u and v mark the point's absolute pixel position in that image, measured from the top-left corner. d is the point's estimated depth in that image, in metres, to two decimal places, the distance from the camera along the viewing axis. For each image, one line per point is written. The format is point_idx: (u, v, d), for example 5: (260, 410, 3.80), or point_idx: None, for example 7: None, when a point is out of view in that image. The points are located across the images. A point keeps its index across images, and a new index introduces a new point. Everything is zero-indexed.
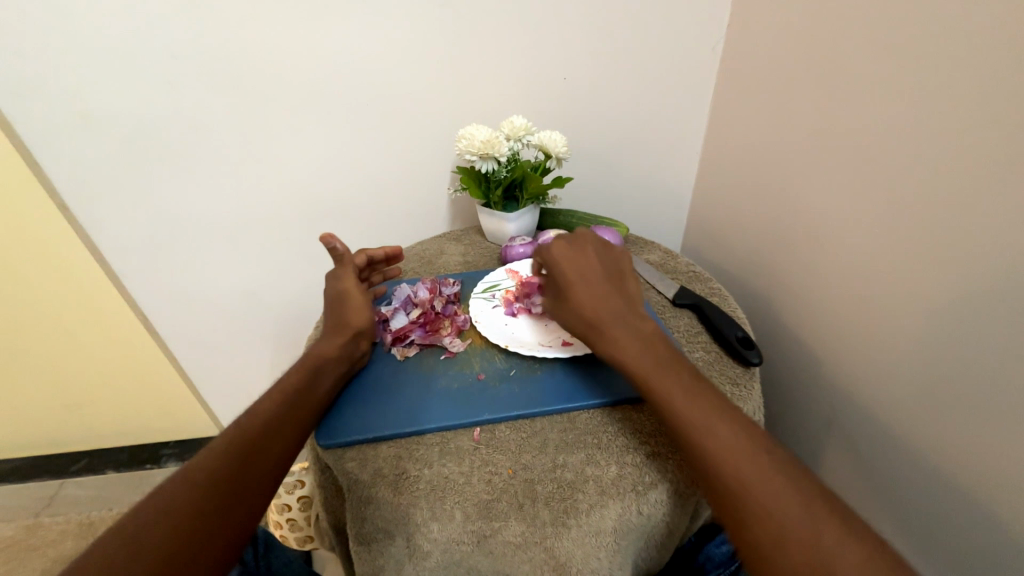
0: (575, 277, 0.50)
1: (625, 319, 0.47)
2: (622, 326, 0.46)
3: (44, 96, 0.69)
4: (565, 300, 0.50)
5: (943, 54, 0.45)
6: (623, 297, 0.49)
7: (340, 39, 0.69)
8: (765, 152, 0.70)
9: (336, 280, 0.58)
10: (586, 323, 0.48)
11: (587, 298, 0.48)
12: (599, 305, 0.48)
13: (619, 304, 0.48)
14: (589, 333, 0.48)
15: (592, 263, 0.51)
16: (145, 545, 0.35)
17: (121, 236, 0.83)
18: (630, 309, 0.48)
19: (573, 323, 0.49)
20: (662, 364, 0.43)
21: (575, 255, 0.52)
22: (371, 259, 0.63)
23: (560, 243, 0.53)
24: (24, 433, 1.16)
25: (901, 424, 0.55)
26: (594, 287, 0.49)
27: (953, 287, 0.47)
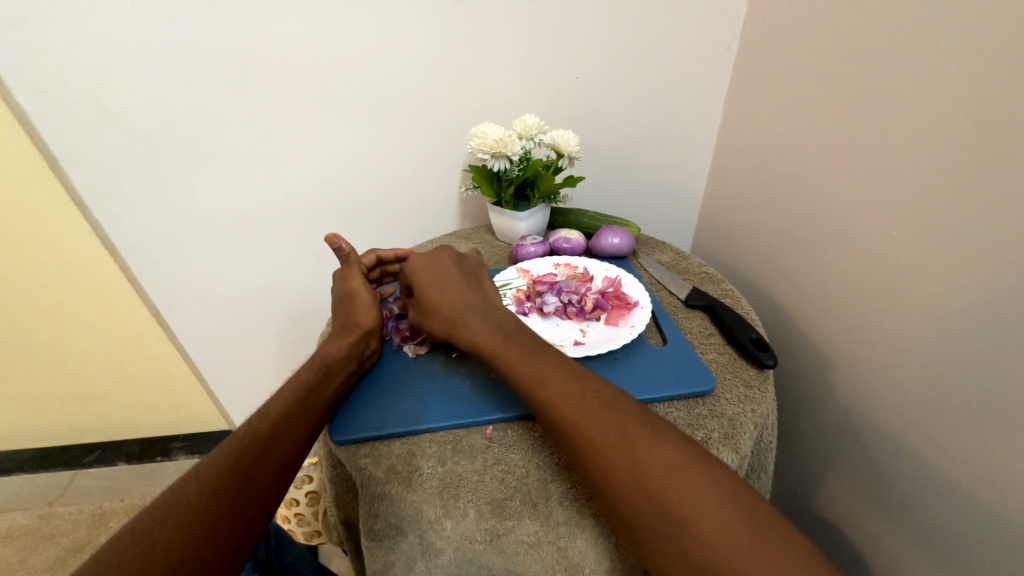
0: (431, 283, 0.56)
1: (481, 312, 0.51)
2: (475, 315, 0.51)
3: (62, 92, 0.69)
4: (426, 307, 0.54)
5: (961, 54, 0.44)
6: (474, 294, 0.54)
7: (354, 37, 0.70)
8: (777, 153, 0.69)
9: (342, 282, 0.60)
10: (446, 321, 0.52)
11: (442, 297, 0.54)
12: (455, 303, 0.53)
13: (471, 300, 0.53)
14: (449, 331, 0.51)
15: (446, 271, 0.57)
16: (160, 541, 0.35)
17: (135, 230, 0.83)
18: (482, 302, 0.53)
19: (433, 325, 0.53)
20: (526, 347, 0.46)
21: (430, 269, 0.58)
22: (379, 260, 0.65)
23: (418, 264, 0.60)
24: (38, 424, 1.18)
25: (909, 430, 0.54)
26: (444, 289, 0.55)
27: (964, 291, 0.46)
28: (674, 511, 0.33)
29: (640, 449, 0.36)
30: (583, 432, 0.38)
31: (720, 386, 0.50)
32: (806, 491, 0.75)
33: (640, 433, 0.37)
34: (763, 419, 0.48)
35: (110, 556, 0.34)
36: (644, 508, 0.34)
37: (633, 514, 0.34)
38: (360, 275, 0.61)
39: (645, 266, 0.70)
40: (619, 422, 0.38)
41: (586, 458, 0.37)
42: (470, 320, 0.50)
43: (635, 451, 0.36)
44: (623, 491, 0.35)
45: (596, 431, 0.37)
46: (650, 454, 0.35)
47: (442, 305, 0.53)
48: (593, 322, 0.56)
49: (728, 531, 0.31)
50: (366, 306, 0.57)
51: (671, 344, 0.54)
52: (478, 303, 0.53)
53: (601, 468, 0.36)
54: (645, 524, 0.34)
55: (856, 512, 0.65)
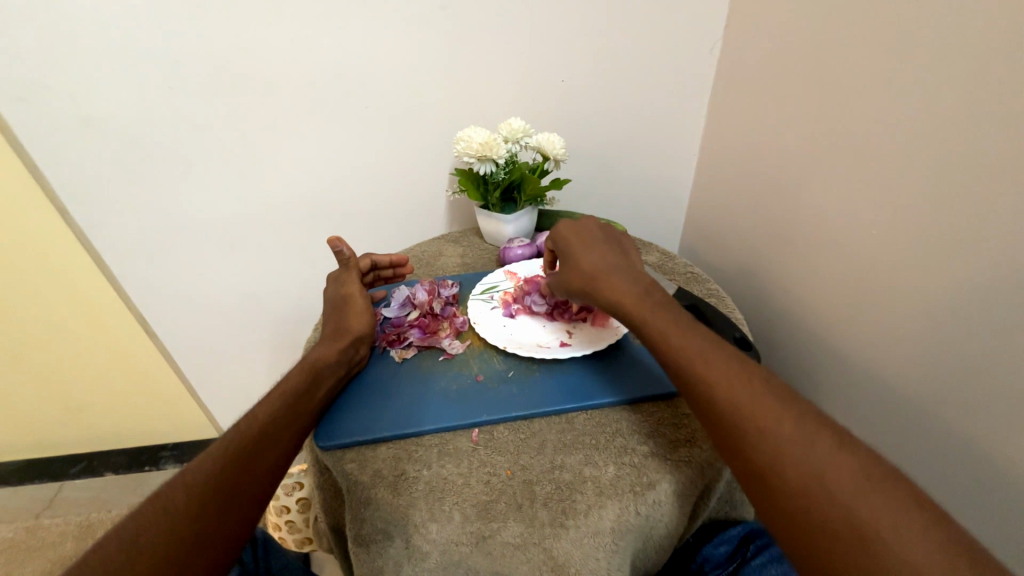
0: (578, 242, 0.54)
1: (625, 274, 0.49)
2: (619, 277, 0.49)
3: (43, 99, 0.69)
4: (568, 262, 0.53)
5: (940, 56, 0.45)
6: (624, 260, 0.51)
7: (339, 44, 0.70)
8: (762, 154, 0.70)
9: (337, 285, 0.60)
10: (586, 277, 0.50)
11: (588, 255, 0.51)
12: (597, 262, 0.51)
13: (618, 263, 0.51)
14: (588, 285, 0.49)
15: (595, 233, 0.55)
16: (144, 550, 0.34)
17: (120, 238, 0.83)
18: (629, 268, 0.50)
19: (571, 279, 0.51)
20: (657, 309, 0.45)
21: (583, 226, 0.56)
22: (373, 264, 0.65)
23: (568, 220, 0.57)
24: (21, 436, 1.16)
25: (898, 422, 0.56)
26: (592, 247, 0.52)
27: (949, 286, 0.48)
28: (856, 522, 0.30)
29: (820, 456, 0.33)
30: (749, 427, 0.36)
31: None
32: None
33: (823, 440, 0.34)
34: None
35: (95, 563, 0.33)
36: (823, 514, 0.31)
37: (799, 516, 0.32)
38: (357, 280, 0.60)
39: None
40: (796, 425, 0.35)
41: (749, 452, 0.35)
42: (618, 282, 0.48)
43: (816, 456, 0.33)
44: (791, 491, 0.33)
45: (767, 428, 0.35)
46: (830, 463, 0.33)
47: (590, 263, 0.51)
48: (579, 323, 0.57)
49: (929, 559, 0.28)
50: (364, 312, 0.56)
51: None
52: (629, 268, 0.50)
53: (767, 464, 0.34)
54: (814, 529, 0.31)
55: None
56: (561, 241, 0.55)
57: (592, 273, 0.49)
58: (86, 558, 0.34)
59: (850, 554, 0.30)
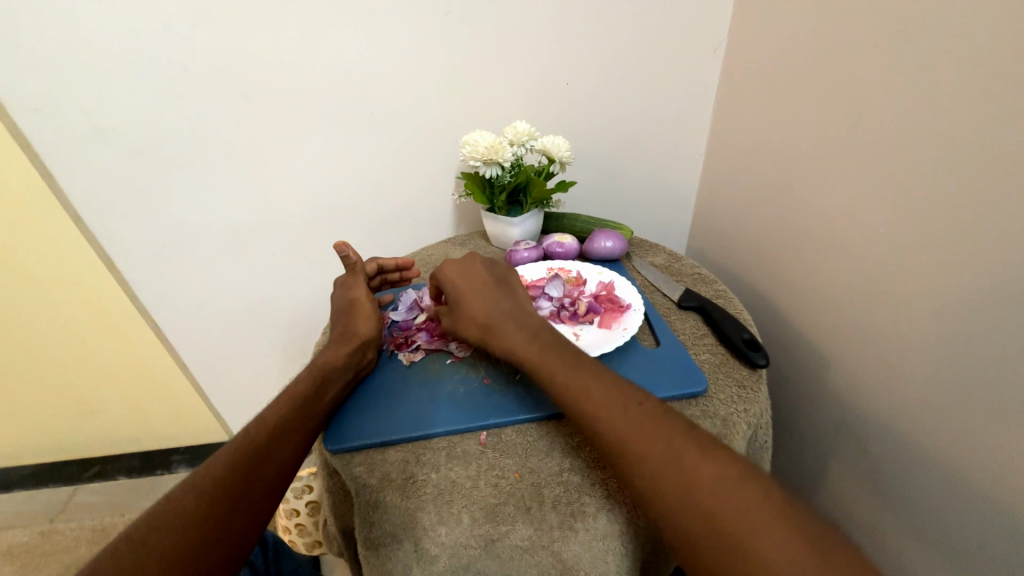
0: (465, 287, 0.53)
1: (516, 318, 0.49)
2: (511, 323, 0.48)
3: (58, 110, 0.70)
4: (460, 310, 0.52)
5: (942, 54, 0.45)
6: (512, 301, 0.51)
7: (346, 49, 0.71)
8: (768, 154, 0.70)
9: (344, 290, 0.60)
10: (481, 327, 0.49)
11: (477, 303, 0.51)
12: (490, 308, 0.50)
13: (508, 305, 0.50)
14: (483, 336, 0.49)
15: (479, 272, 0.54)
16: (156, 550, 0.35)
17: (133, 245, 0.84)
18: (518, 309, 0.50)
19: (467, 328, 0.51)
20: (546, 351, 0.45)
21: (463, 268, 0.55)
22: (380, 268, 0.65)
23: (450, 262, 0.56)
24: (38, 440, 1.18)
25: (904, 425, 0.55)
26: (477, 292, 0.52)
27: (951, 285, 0.47)
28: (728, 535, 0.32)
29: (692, 468, 0.34)
30: (628, 452, 0.37)
31: (713, 387, 0.50)
32: (806, 490, 0.75)
33: (690, 451, 0.35)
34: (756, 419, 0.48)
35: (108, 562, 0.34)
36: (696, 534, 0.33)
37: (678, 536, 0.33)
38: (364, 285, 0.61)
39: (638, 269, 0.70)
40: (666, 441, 0.36)
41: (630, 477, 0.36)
42: (508, 331, 0.48)
43: (687, 473, 0.34)
44: (670, 513, 0.34)
45: (643, 451, 0.36)
46: (700, 475, 0.34)
47: (479, 312, 0.50)
48: (586, 325, 0.56)
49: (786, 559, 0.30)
50: (371, 317, 0.57)
51: (665, 346, 0.54)
52: (518, 310, 0.50)
53: (646, 488, 0.35)
54: (692, 547, 0.33)
55: (856, 511, 0.65)
56: (449, 285, 0.54)
57: (487, 323, 0.49)
58: (100, 558, 0.35)
59: (722, 568, 0.31)
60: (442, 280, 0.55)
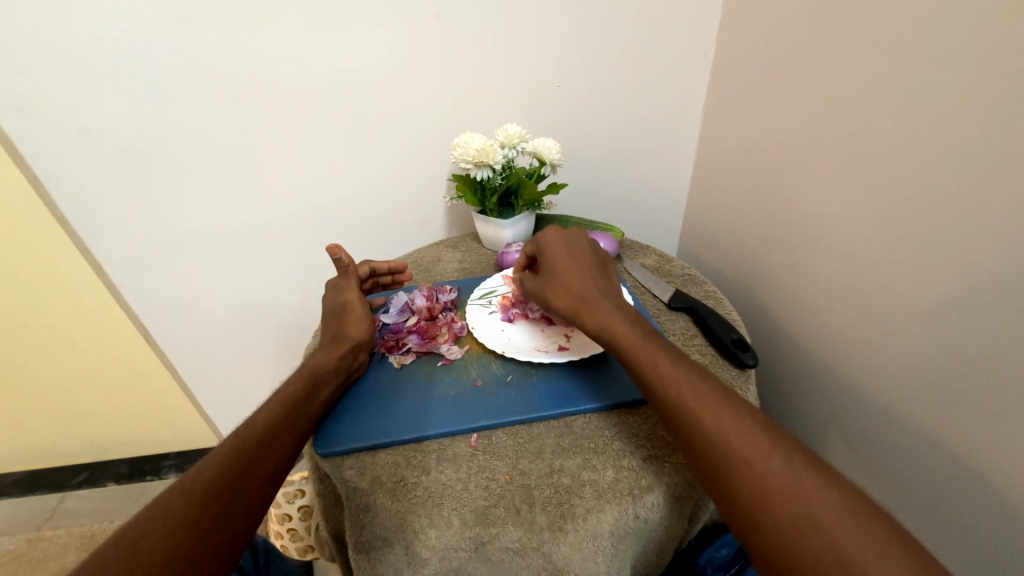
0: (568, 260, 0.54)
1: (613, 299, 0.50)
2: (607, 303, 0.49)
3: (44, 110, 0.69)
4: (558, 280, 0.52)
5: (928, 56, 0.46)
6: (609, 285, 0.52)
7: (337, 52, 0.71)
8: (758, 155, 0.71)
9: (335, 292, 0.60)
10: (577, 298, 0.50)
11: (576, 277, 0.52)
12: (588, 285, 0.51)
13: (605, 287, 0.51)
14: (575, 307, 0.49)
15: (583, 251, 0.55)
16: (144, 556, 0.34)
17: (121, 247, 0.83)
18: (611, 295, 0.51)
19: (558, 298, 0.51)
20: (644, 335, 0.46)
21: (568, 243, 0.56)
22: (372, 271, 0.65)
23: (556, 233, 0.58)
24: (24, 446, 1.16)
25: (894, 422, 0.55)
26: (576, 267, 0.53)
27: (939, 284, 0.48)
28: (844, 559, 0.31)
29: (806, 486, 0.34)
30: (739, 464, 0.36)
31: None
32: None
33: (809, 475, 0.35)
34: None
35: (96, 568, 0.34)
36: (811, 555, 0.32)
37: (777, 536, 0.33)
38: (356, 287, 0.61)
39: (629, 270, 0.70)
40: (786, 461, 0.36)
41: (734, 487, 0.36)
42: (606, 310, 0.48)
43: (804, 494, 0.34)
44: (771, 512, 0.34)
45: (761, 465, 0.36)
46: (815, 494, 0.34)
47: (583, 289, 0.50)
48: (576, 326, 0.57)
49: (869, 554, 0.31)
50: (363, 319, 0.56)
51: None
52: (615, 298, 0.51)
53: (752, 499, 0.35)
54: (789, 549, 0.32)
55: None
56: (551, 256, 0.55)
57: (584, 296, 0.50)
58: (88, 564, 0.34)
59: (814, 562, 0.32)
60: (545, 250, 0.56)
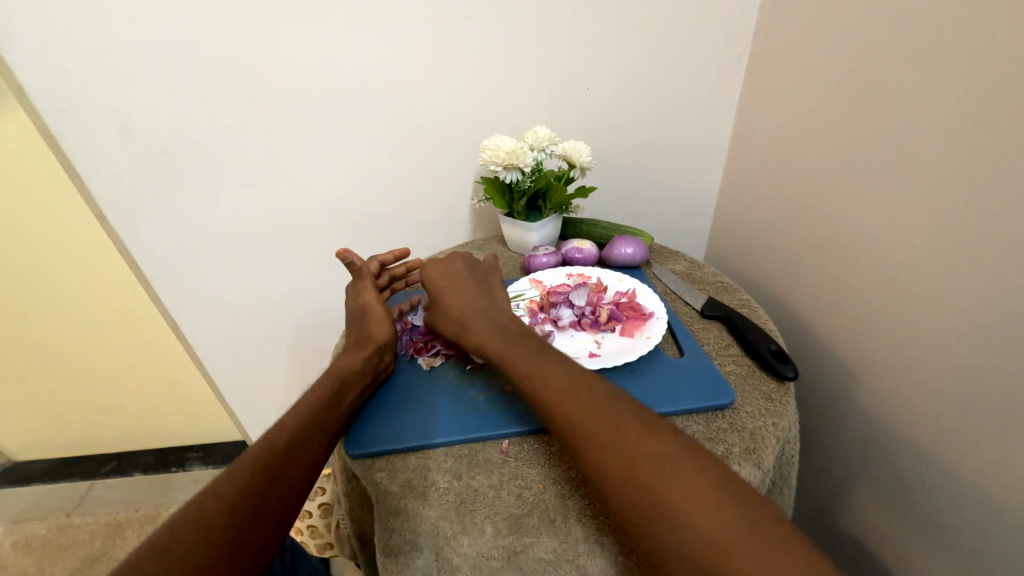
0: (444, 285, 0.56)
1: (489, 315, 0.51)
2: (481, 321, 0.50)
3: (87, 107, 0.71)
4: (438, 308, 0.54)
5: (981, 60, 0.43)
6: (483, 298, 0.53)
7: (371, 55, 0.71)
8: (793, 161, 0.68)
9: (356, 296, 0.60)
10: (455, 325, 0.52)
11: (453, 301, 0.53)
12: (465, 306, 0.52)
13: (481, 303, 0.52)
14: (457, 333, 0.51)
15: (458, 271, 0.57)
16: (176, 559, 0.35)
17: (156, 242, 0.85)
18: (492, 308, 0.52)
19: (443, 326, 0.53)
20: (511, 342, 0.47)
21: (441, 267, 0.58)
22: (382, 265, 0.65)
23: (432, 262, 0.59)
24: (58, 434, 1.20)
25: (935, 441, 0.53)
26: (450, 290, 0.54)
27: (989, 297, 0.45)
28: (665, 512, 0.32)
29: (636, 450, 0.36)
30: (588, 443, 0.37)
31: (739, 400, 0.49)
32: (828, 505, 0.72)
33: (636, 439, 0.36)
34: (785, 433, 0.47)
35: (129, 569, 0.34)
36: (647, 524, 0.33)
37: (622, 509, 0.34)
38: (371, 289, 0.60)
39: (659, 275, 0.69)
40: (629, 437, 0.36)
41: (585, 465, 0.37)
42: (482, 326, 0.50)
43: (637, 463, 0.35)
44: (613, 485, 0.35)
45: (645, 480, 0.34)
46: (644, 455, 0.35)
47: (453, 312, 0.52)
48: (608, 333, 0.56)
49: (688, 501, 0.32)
50: (387, 321, 0.56)
51: (688, 356, 0.53)
52: (488, 308, 0.52)
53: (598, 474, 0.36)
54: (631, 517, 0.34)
55: (884, 528, 0.62)
56: (429, 284, 0.57)
57: (459, 321, 0.51)
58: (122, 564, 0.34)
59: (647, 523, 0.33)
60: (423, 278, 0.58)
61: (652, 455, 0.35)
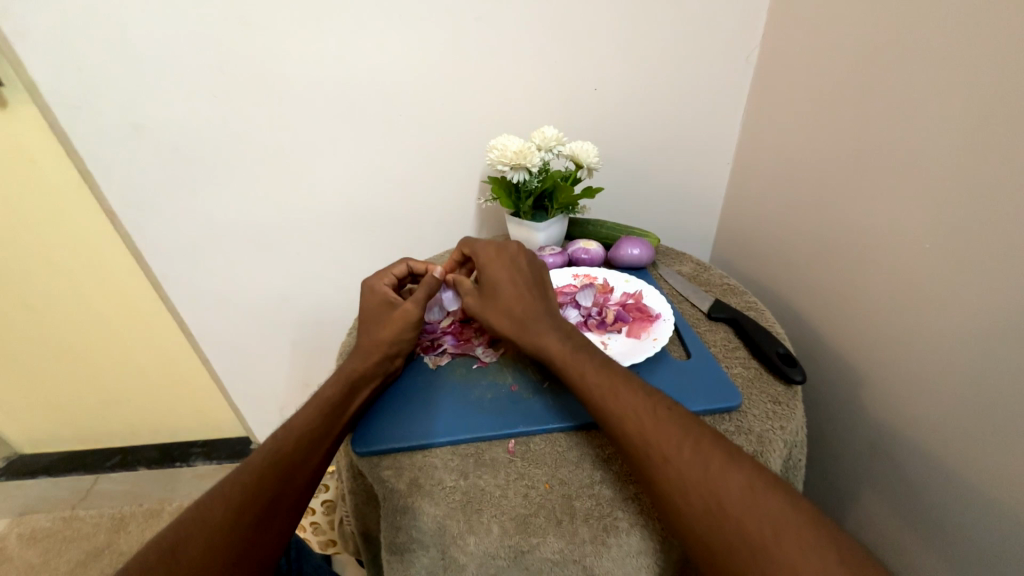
0: (503, 276, 0.53)
1: (553, 318, 0.49)
2: (544, 321, 0.49)
3: (98, 106, 0.72)
4: (494, 303, 0.52)
5: (989, 65, 0.43)
6: (544, 302, 0.51)
7: (376, 54, 0.71)
8: (800, 163, 0.68)
9: (373, 293, 0.56)
10: (516, 322, 0.50)
11: (513, 299, 0.51)
12: (526, 306, 0.50)
13: (544, 307, 0.50)
14: (515, 331, 0.50)
15: (519, 267, 0.53)
16: (184, 563, 0.35)
17: (164, 239, 0.85)
18: (553, 312, 0.50)
19: (496, 319, 0.51)
20: (578, 349, 0.46)
21: (503, 260, 0.54)
22: (410, 270, 0.60)
23: (487, 244, 0.56)
24: (65, 428, 1.21)
25: (940, 444, 0.52)
26: (513, 287, 0.52)
27: (996, 299, 0.45)
28: (750, 536, 0.33)
29: (720, 471, 0.35)
30: (657, 449, 0.38)
31: (746, 402, 0.49)
32: (832, 508, 0.72)
33: (718, 455, 0.36)
34: (792, 436, 0.47)
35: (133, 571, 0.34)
36: (736, 548, 0.33)
37: (712, 537, 0.34)
38: (387, 288, 0.57)
39: (665, 277, 0.69)
40: (711, 455, 0.36)
41: (657, 475, 0.37)
42: (545, 327, 0.48)
43: (730, 482, 0.35)
44: (692, 498, 0.35)
45: (719, 483, 0.35)
46: (730, 477, 0.35)
47: (514, 308, 0.50)
48: (614, 334, 0.56)
49: (792, 525, 0.32)
50: (397, 324, 0.52)
51: (695, 358, 0.53)
52: (550, 312, 0.50)
53: (673, 485, 0.36)
54: (716, 541, 0.34)
55: (889, 531, 0.62)
56: (488, 273, 0.54)
57: (521, 321, 0.49)
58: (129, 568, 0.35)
59: (734, 549, 0.33)
60: (479, 263, 0.55)
61: (738, 475, 0.35)
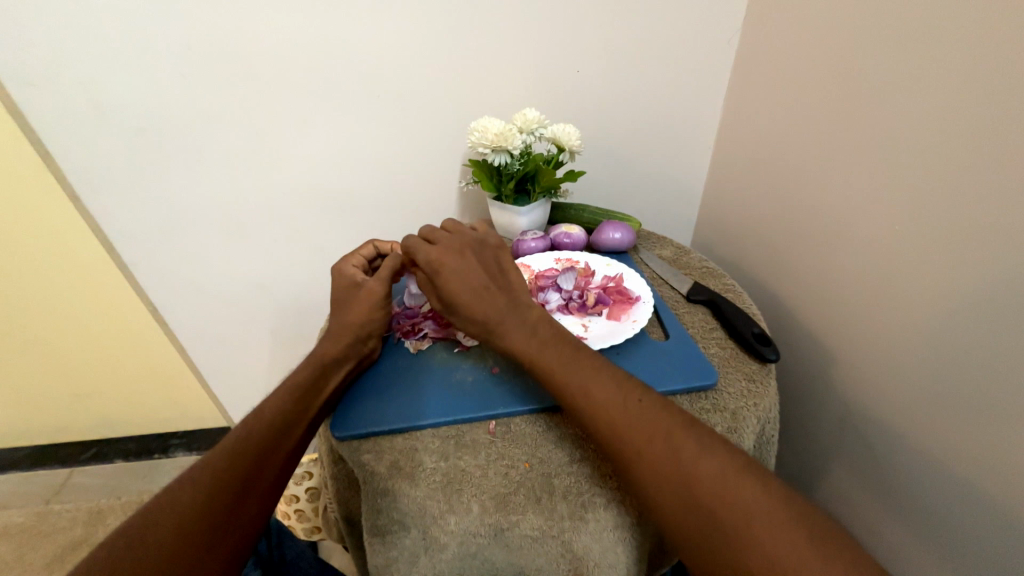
0: (453, 281, 0.49)
1: (518, 315, 0.47)
2: (512, 323, 0.47)
3: (56, 83, 0.68)
4: (456, 310, 0.49)
5: (963, 48, 0.44)
6: (506, 299, 0.48)
7: (352, 32, 0.69)
8: (779, 147, 0.69)
9: (341, 276, 0.56)
10: (482, 329, 0.48)
11: (473, 304, 0.48)
12: (488, 310, 0.47)
13: (508, 305, 0.48)
14: (485, 336, 0.48)
15: (470, 268, 0.50)
16: (154, 550, 0.34)
17: (132, 224, 0.82)
18: (519, 307, 0.48)
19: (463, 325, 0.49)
20: (548, 347, 0.45)
21: (453, 263, 0.50)
22: (377, 250, 0.60)
23: (426, 247, 0.51)
24: (34, 421, 1.17)
25: (907, 418, 0.55)
26: (472, 292, 0.48)
27: (961, 277, 0.46)
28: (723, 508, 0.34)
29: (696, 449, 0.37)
30: (635, 429, 0.39)
31: (723, 380, 0.50)
32: (805, 482, 0.75)
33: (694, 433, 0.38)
34: (766, 413, 0.48)
35: (105, 558, 0.34)
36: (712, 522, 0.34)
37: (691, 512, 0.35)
38: (356, 270, 0.57)
39: (645, 261, 0.70)
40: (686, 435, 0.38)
41: (635, 453, 0.38)
42: (512, 329, 0.46)
43: (706, 460, 0.36)
44: (669, 475, 0.36)
45: (695, 460, 0.36)
46: (706, 455, 0.36)
47: (476, 312, 0.47)
48: (595, 316, 0.56)
49: (765, 498, 0.34)
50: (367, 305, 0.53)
51: (674, 338, 0.54)
52: (514, 308, 0.48)
53: (650, 462, 0.37)
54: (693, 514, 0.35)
55: (857, 503, 0.65)
56: (438, 281, 0.49)
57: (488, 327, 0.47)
58: (97, 556, 0.34)
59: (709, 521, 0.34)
60: (426, 270, 0.51)
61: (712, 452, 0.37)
